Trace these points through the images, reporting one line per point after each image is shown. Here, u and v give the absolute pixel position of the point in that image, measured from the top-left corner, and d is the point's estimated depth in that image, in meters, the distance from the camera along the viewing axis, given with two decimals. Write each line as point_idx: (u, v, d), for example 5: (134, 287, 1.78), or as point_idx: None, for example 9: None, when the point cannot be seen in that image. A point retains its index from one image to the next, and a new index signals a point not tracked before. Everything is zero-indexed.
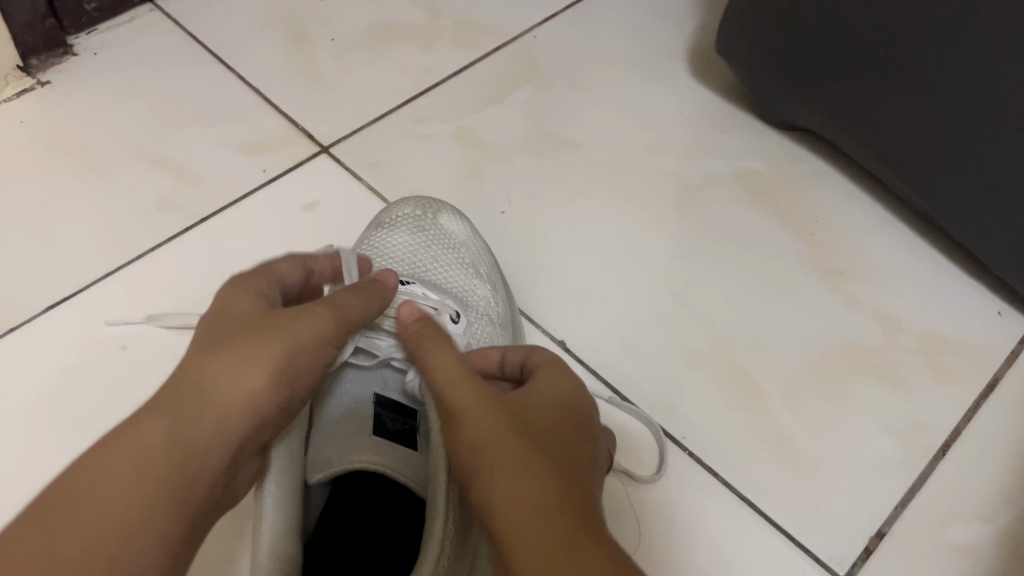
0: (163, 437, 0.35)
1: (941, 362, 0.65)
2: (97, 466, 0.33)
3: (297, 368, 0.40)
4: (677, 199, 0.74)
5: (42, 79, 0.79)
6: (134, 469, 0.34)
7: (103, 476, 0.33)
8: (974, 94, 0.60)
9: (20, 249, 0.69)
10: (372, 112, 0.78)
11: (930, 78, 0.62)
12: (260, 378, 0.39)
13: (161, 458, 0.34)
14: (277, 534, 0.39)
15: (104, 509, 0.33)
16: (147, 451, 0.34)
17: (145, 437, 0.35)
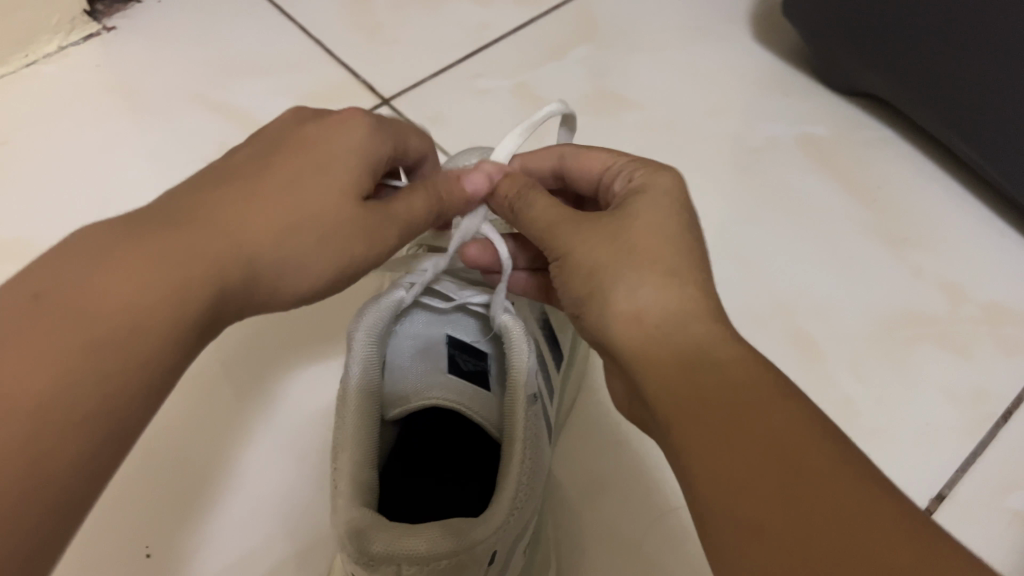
0: (199, 279, 0.36)
1: (1004, 331, 0.64)
2: (121, 284, 0.34)
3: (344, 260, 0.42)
4: (739, 162, 0.73)
5: (107, 24, 0.80)
6: (157, 298, 0.35)
7: (120, 294, 0.34)
8: None
9: (88, 190, 0.70)
10: (433, 66, 0.78)
11: (1007, 44, 0.61)
12: (299, 256, 0.41)
13: (187, 301, 0.36)
14: (359, 460, 0.39)
15: (117, 333, 0.34)
16: (174, 284, 0.35)
17: (164, 273, 0.35)
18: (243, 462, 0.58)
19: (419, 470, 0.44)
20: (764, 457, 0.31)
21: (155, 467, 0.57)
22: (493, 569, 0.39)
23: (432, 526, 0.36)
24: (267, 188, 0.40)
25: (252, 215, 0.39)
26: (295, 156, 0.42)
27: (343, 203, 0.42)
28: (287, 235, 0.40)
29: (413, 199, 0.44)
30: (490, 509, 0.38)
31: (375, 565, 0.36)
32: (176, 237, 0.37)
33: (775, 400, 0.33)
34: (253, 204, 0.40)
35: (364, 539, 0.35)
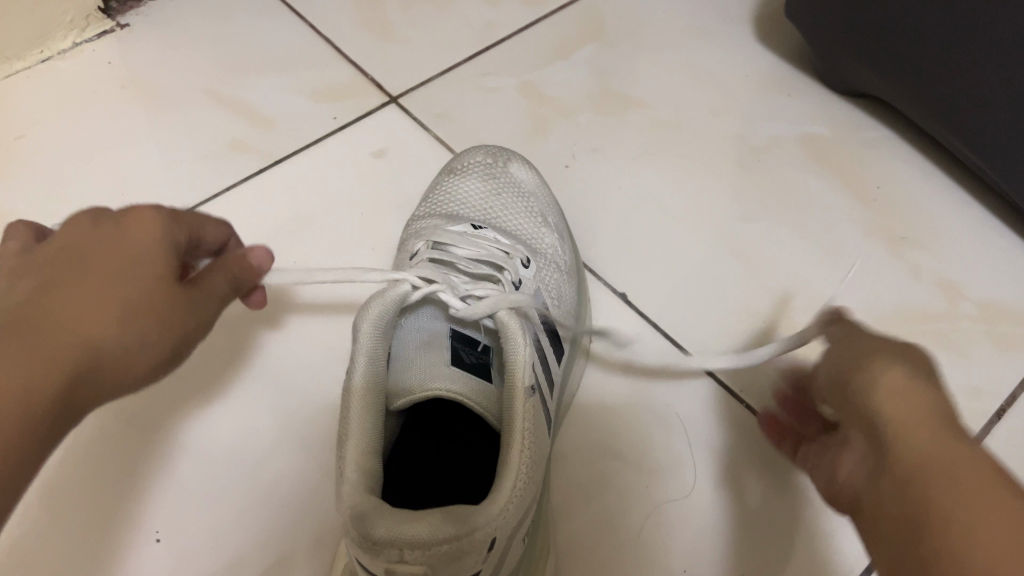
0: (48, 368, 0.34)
1: (1000, 330, 0.65)
2: None
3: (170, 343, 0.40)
4: (741, 162, 0.74)
5: (121, 22, 0.81)
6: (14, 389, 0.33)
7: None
8: None
9: (102, 183, 0.71)
10: (441, 64, 0.79)
11: (1000, 46, 0.62)
12: (137, 340, 0.39)
13: (44, 393, 0.34)
14: (364, 449, 0.40)
15: None
16: (22, 381, 0.33)
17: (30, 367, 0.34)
18: (196, 454, 0.59)
19: (421, 460, 0.45)
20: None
21: (111, 444, 0.59)
22: (494, 555, 0.41)
23: (432, 513, 0.37)
24: (86, 276, 0.38)
25: (73, 305, 0.37)
26: (102, 247, 0.39)
27: (160, 296, 0.40)
28: (121, 323, 0.38)
29: (213, 279, 0.43)
30: (491, 498, 0.39)
31: (378, 550, 0.37)
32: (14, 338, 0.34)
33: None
34: (87, 293, 0.38)
35: (367, 523, 0.37)
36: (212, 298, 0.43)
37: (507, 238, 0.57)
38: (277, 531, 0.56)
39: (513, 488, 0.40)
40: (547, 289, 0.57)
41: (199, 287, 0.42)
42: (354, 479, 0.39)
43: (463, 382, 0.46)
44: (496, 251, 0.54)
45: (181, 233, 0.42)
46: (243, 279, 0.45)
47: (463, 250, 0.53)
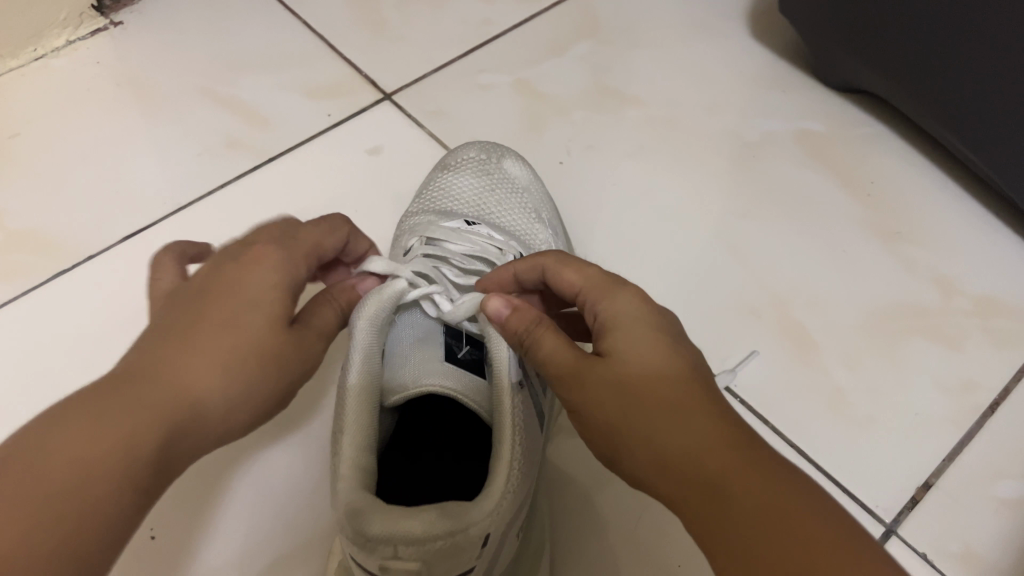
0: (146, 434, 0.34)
1: (993, 323, 0.65)
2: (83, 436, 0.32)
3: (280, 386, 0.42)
4: (735, 158, 0.74)
5: (115, 20, 0.81)
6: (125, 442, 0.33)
7: (84, 459, 0.32)
8: None
9: (96, 182, 0.71)
10: (435, 61, 0.79)
11: (991, 42, 0.62)
12: (242, 389, 0.39)
13: (135, 460, 0.33)
14: (359, 445, 0.40)
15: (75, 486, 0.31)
16: (133, 436, 0.34)
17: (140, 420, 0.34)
18: (274, 493, 0.57)
19: (416, 455, 0.45)
20: (705, 501, 0.32)
21: (200, 476, 0.57)
22: (488, 551, 0.41)
23: (428, 509, 0.37)
24: (197, 326, 0.39)
25: (181, 363, 0.37)
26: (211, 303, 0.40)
27: (263, 348, 0.40)
28: (224, 383, 0.38)
29: (324, 313, 0.45)
30: (485, 493, 0.39)
31: (372, 546, 0.37)
32: (129, 391, 0.35)
33: (722, 454, 0.33)
34: (194, 351, 0.38)
35: (361, 519, 0.37)
36: (324, 334, 0.45)
37: (501, 235, 0.57)
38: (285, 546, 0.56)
39: (507, 483, 0.40)
40: None
41: (310, 325, 0.44)
42: (348, 475, 0.39)
43: (457, 377, 0.46)
44: (490, 247, 0.54)
45: (302, 266, 0.44)
46: (348, 310, 0.47)
47: (457, 246, 0.54)
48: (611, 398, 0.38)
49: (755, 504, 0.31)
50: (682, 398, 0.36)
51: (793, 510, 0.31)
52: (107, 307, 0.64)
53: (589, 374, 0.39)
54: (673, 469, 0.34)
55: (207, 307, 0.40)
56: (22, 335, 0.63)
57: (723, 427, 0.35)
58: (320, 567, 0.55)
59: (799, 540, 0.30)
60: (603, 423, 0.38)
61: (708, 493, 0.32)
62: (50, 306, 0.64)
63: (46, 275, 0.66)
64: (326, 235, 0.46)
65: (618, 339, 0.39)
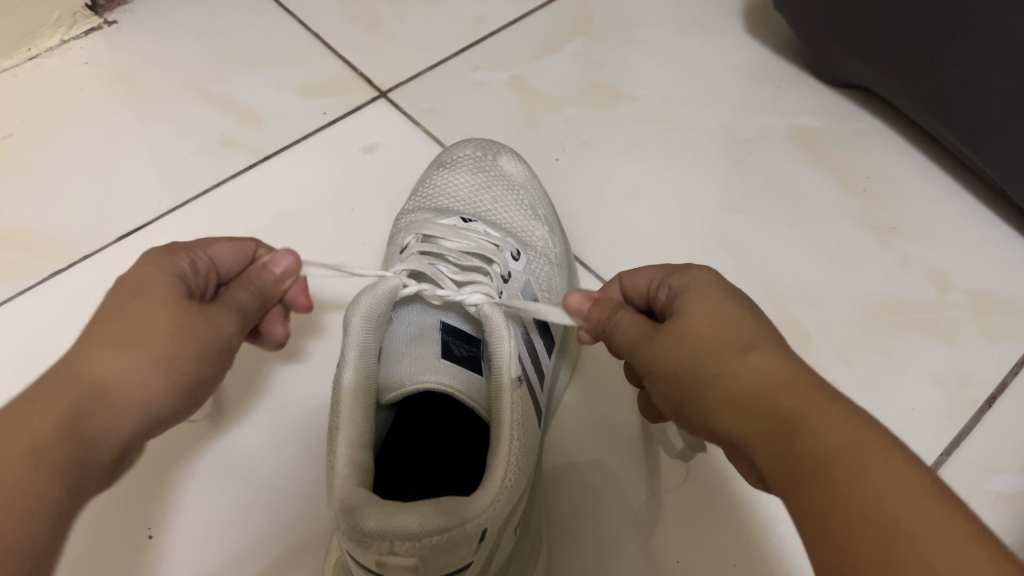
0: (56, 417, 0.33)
1: (989, 318, 0.66)
2: (14, 424, 0.31)
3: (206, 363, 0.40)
4: (730, 154, 0.74)
5: (108, 19, 0.81)
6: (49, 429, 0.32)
7: (7, 444, 0.31)
8: None
9: (90, 181, 0.71)
10: (430, 59, 0.79)
11: (987, 37, 0.62)
12: (163, 363, 0.38)
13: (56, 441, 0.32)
14: (355, 441, 0.40)
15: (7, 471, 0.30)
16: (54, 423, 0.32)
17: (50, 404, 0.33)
18: (224, 487, 0.58)
19: (414, 451, 0.45)
20: (801, 469, 0.30)
21: (155, 474, 0.57)
22: (485, 547, 0.41)
23: (423, 505, 0.37)
24: (107, 325, 0.38)
25: (79, 360, 0.36)
26: (124, 300, 0.39)
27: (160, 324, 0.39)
28: (125, 363, 0.37)
29: (237, 294, 0.44)
30: (481, 489, 0.39)
31: (368, 542, 0.37)
32: (47, 387, 0.34)
33: (830, 422, 0.31)
34: (89, 346, 0.37)
35: (357, 515, 0.37)
36: (240, 310, 0.44)
37: (497, 232, 0.57)
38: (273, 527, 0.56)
39: (504, 479, 0.40)
40: (538, 282, 0.57)
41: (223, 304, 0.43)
42: (345, 471, 0.39)
43: (453, 374, 0.46)
44: (486, 243, 0.54)
45: (190, 263, 0.43)
46: (267, 293, 0.46)
47: (453, 242, 0.53)
48: (681, 353, 0.38)
49: (873, 477, 0.29)
50: (768, 371, 0.34)
51: (924, 484, 0.28)
52: (101, 306, 0.64)
53: (661, 337, 0.39)
54: (760, 434, 0.33)
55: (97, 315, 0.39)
56: (16, 335, 0.63)
57: (808, 387, 0.33)
58: (315, 564, 0.55)
59: (922, 505, 0.27)
60: (672, 376, 0.38)
61: (801, 460, 0.30)
62: (44, 306, 0.64)
63: (41, 275, 0.66)
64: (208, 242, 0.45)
65: (694, 303, 0.39)
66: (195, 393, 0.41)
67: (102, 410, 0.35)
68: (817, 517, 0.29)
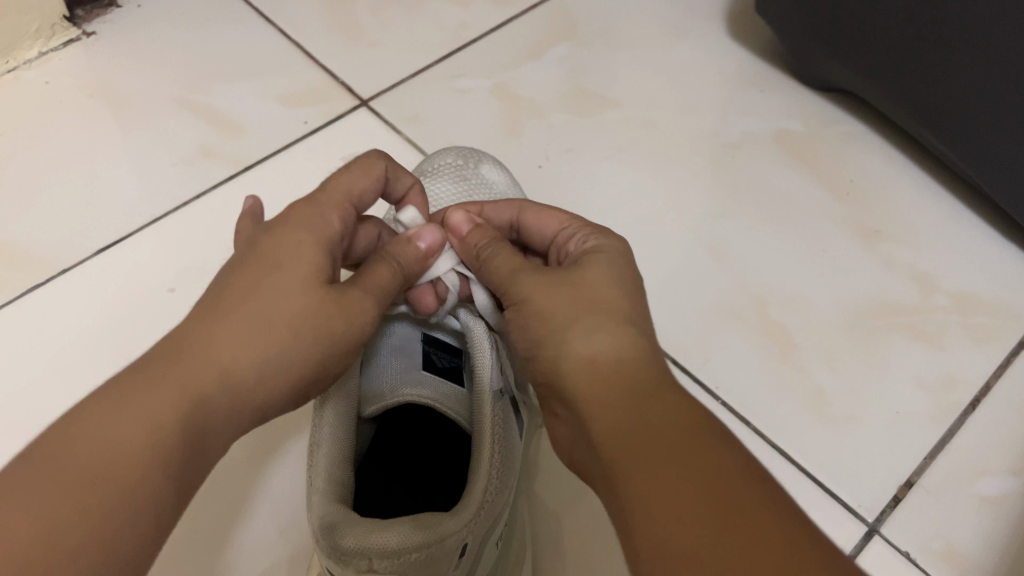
0: (178, 414, 0.35)
1: (973, 320, 0.66)
2: (121, 425, 0.33)
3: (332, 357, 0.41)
4: (713, 158, 0.74)
5: (87, 29, 0.80)
6: (150, 432, 0.34)
7: (98, 437, 0.33)
8: (1011, 58, 0.60)
9: (69, 194, 0.70)
10: (412, 66, 0.79)
11: (971, 42, 0.62)
12: (278, 361, 0.39)
13: (169, 447, 0.34)
14: (336, 457, 0.40)
15: (111, 478, 0.32)
16: (155, 418, 0.34)
17: (155, 397, 0.35)
18: (271, 504, 0.57)
19: (395, 466, 0.45)
20: (654, 454, 0.34)
21: (218, 484, 0.57)
22: (466, 561, 0.40)
23: (402, 522, 0.37)
24: (239, 308, 0.39)
25: (217, 337, 0.38)
26: (258, 283, 0.40)
27: (297, 323, 0.40)
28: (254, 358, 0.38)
29: (380, 277, 0.44)
30: (460, 505, 0.39)
31: (346, 560, 0.36)
32: (161, 372, 0.36)
33: (687, 421, 0.35)
34: (221, 328, 0.38)
35: (337, 532, 0.36)
36: (382, 302, 0.43)
37: None
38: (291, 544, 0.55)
39: (485, 494, 0.40)
40: None
41: (362, 285, 0.43)
42: (324, 488, 0.38)
43: (436, 387, 0.46)
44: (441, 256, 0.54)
45: (338, 220, 0.43)
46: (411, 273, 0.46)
47: None
48: (546, 300, 0.42)
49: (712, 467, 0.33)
50: (642, 369, 0.38)
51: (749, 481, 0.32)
52: (81, 321, 0.64)
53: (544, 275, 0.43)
54: (613, 403, 0.37)
55: (255, 282, 0.40)
56: None
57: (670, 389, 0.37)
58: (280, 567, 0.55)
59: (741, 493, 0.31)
60: (538, 313, 0.42)
61: (656, 439, 0.34)
62: (24, 321, 0.64)
63: (18, 291, 0.65)
64: (351, 177, 0.45)
65: (590, 270, 0.43)
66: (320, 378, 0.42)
67: (219, 403, 0.37)
68: (638, 483, 0.33)
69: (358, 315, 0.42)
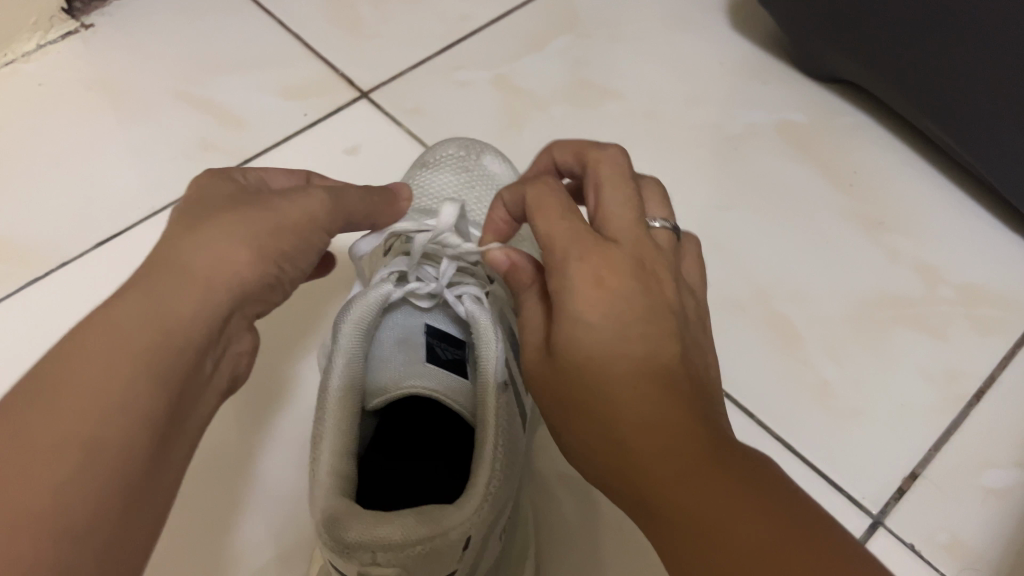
0: (148, 325, 0.35)
1: (978, 311, 0.65)
2: (98, 337, 0.33)
3: (287, 246, 0.41)
4: (716, 149, 0.74)
5: (85, 22, 0.80)
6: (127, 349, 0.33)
7: (78, 353, 0.33)
8: (1015, 53, 0.60)
9: (68, 187, 0.70)
10: (412, 59, 0.78)
11: (974, 38, 0.61)
12: (242, 249, 0.39)
13: (144, 347, 0.34)
14: (340, 450, 0.39)
15: (95, 384, 0.32)
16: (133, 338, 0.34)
17: (123, 313, 0.34)
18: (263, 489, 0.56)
19: (398, 457, 0.45)
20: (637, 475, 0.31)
21: (204, 475, 0.57)
22: (470, 554, 0.40)
23: (406, 514, 0.36)
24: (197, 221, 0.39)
25: (160, 254, 0.38)
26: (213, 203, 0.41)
27: (232, 214, 0.40)
28: (203, 246, 0.38)
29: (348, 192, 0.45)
30: (466, 496, 0.39)
31: (350, 553, 0.36)
32: (136, 291, 0.36)
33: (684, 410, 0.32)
34: (181, 236, 0.39)
35: (340, 526, 0.36)
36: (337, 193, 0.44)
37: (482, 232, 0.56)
38: (289, 521, 0.55)
39: (489, 485, 0.40)
40: None
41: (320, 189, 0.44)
42: (328, 483, 0.38)
43: (441, 379, 0.45)
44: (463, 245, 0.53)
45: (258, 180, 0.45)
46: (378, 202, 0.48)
47: None
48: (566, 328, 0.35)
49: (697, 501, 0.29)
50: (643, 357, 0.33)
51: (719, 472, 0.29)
52: (80, 313, 0.63)
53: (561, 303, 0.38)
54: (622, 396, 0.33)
55: (184, 211, 0.41)
56: None
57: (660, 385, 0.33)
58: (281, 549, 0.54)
59: (720, 513, 0.28)
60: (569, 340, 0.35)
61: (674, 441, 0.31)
62: (21, 314, 0.63)
63: (17, 285, 0.65)
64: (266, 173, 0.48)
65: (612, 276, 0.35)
66: (282, 265, 0.42)
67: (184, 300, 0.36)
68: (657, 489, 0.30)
69: (310, 199, 0.43)
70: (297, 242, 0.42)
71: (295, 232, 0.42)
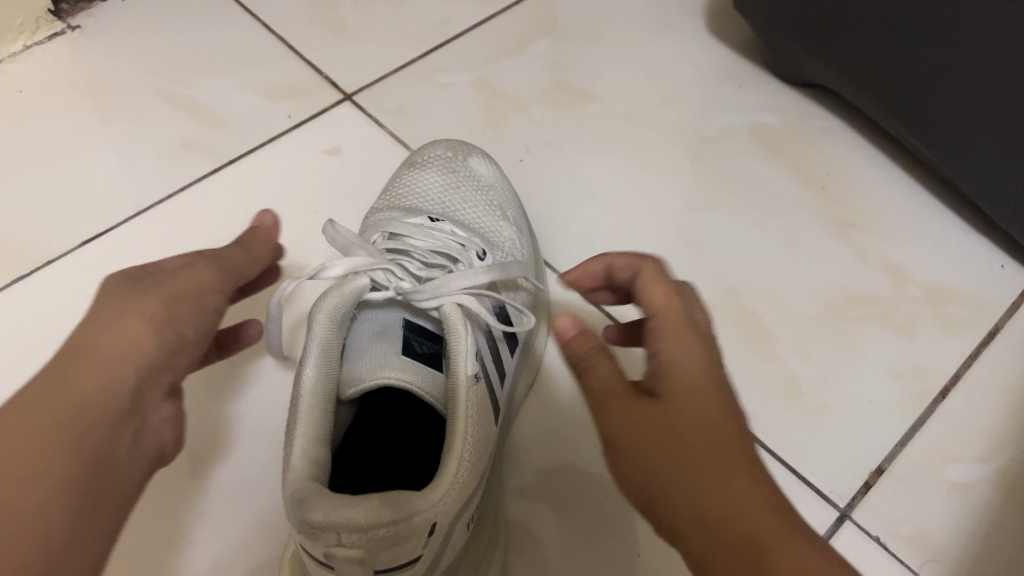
0: (60, 400, 0.36)
1: (945, 310, 0.67)
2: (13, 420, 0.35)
3: (188, 315, 0.42)
4: (692, 152, 0.75)
5: (71, 23, 0.81)
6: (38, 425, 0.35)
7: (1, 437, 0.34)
8: (977, 67, 0.61)
9: (53, 186, 0.71)
10: (394, 62, 0.80)
11: (939, 49, 0.63)
12: (139, 325, 0.39)
13: (56, 420, 0.35)
14: (312, 438, 0.40)
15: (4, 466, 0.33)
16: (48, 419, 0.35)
17: (36, 393, 0.36)
18: (214, 515, 0.56)
19: (371, 448, 0.46)
20: (670, 467, 0.35)
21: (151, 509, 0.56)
22: (434, 541, 0.41)
23: (371, 499, 0.37)
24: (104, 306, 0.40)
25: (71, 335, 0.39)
26: (113, 289, 0.41)
27: (129, 296, 0.40)
28: (105, 328, 0.39)
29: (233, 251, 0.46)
30: (433, 484, 0.40)
31: (315, 534, 0.37)
32: (45, 373, 0.37)
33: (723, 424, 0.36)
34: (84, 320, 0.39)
35: (305, 507, 0.37)
36: (223, 258, 0.45)
37: (465, 231, 0.57)
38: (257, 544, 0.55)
39: (455, 475, 0.41)
40: None
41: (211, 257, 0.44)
42: (298, 469, 0.39)
43: (412, 371, 0.46)
44: (451, 243, 0.54)
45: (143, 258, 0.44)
46: (263, 247, 0.48)
47: (420, 241, 0.54)
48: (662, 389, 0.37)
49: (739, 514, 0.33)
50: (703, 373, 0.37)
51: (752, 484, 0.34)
52: (61, 308, 0.64)
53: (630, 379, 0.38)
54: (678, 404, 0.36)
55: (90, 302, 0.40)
56: None
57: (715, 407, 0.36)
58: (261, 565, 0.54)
59: (732, 511, 0.33)
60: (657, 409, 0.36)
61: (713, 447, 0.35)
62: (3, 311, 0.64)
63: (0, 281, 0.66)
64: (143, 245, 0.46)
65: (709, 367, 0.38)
66: (186, 330, 0.42)
67: (91, 375, 0.37)
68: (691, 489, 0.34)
69: (199, 267, 0.43)
70: (195, 308, 0.42)
71: (193, 301, 0.42)
